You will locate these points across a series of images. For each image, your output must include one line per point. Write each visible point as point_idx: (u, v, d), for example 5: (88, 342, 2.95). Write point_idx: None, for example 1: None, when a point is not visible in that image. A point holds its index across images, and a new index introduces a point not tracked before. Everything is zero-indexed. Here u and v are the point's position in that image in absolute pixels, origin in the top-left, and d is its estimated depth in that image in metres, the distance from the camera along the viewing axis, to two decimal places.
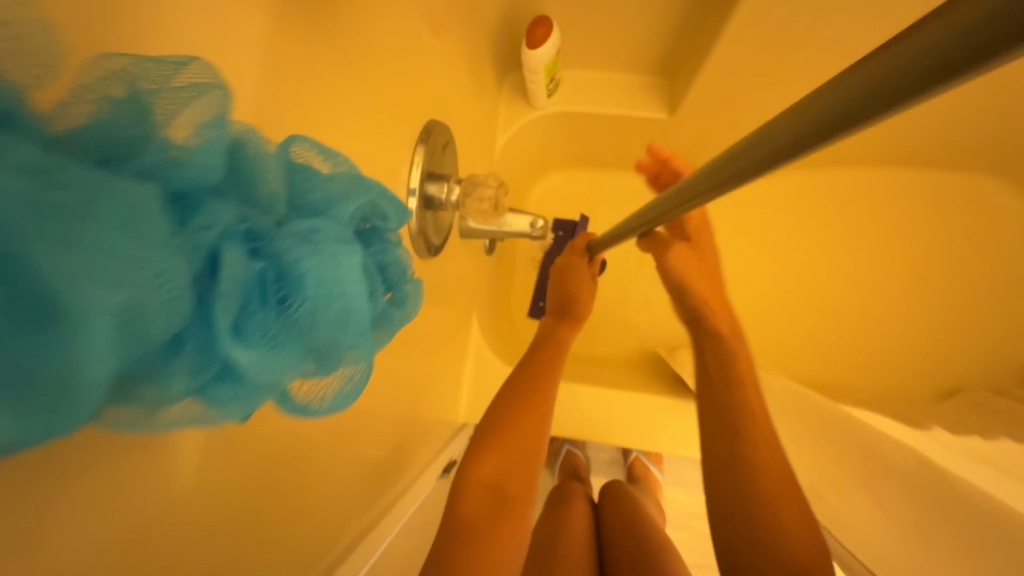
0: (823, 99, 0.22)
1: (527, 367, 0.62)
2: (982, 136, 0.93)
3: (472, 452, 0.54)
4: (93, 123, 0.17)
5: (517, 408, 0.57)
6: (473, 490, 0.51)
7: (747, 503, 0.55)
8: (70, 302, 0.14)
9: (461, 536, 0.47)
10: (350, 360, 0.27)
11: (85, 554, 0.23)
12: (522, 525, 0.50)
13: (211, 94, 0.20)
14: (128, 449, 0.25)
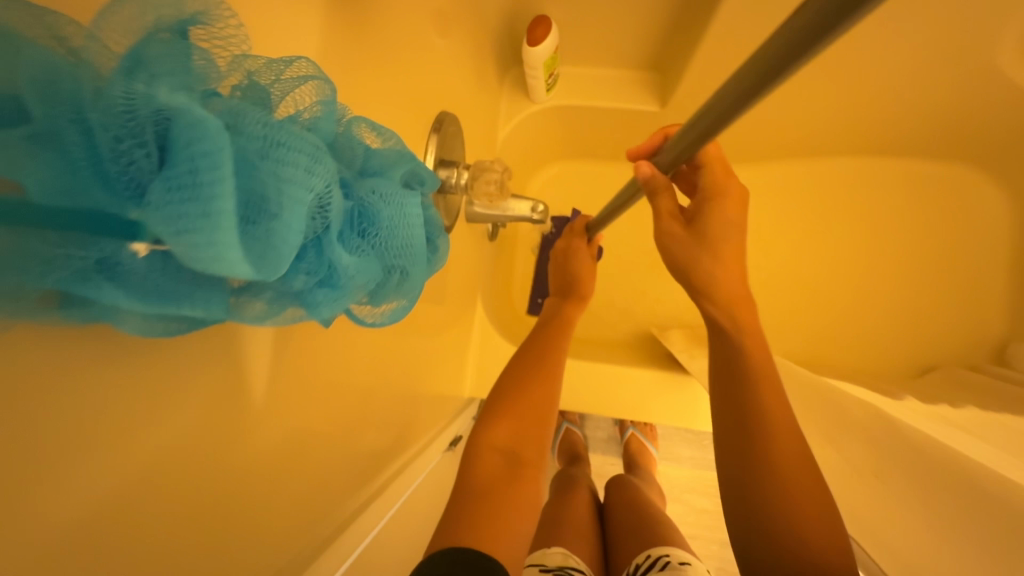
0: (775, 47, 0.28)
1: (533, 347, 0.66)
2: (951, 127, 1.00)
3: (484, 420, 0.56)
4: (247, 93, 0.22)
5: (525, 379, 0.60)
6: (487, 453, 0.52)
7: (759, 488, 0.46)
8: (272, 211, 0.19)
9: (473, 496, 0.47)
10: (400, 292, 0.31)
11: (113, 449, 0.26)
12: (536, 484, 0.51)
13: (319, 82, 0.24)
14: (152, 365, 0.28)
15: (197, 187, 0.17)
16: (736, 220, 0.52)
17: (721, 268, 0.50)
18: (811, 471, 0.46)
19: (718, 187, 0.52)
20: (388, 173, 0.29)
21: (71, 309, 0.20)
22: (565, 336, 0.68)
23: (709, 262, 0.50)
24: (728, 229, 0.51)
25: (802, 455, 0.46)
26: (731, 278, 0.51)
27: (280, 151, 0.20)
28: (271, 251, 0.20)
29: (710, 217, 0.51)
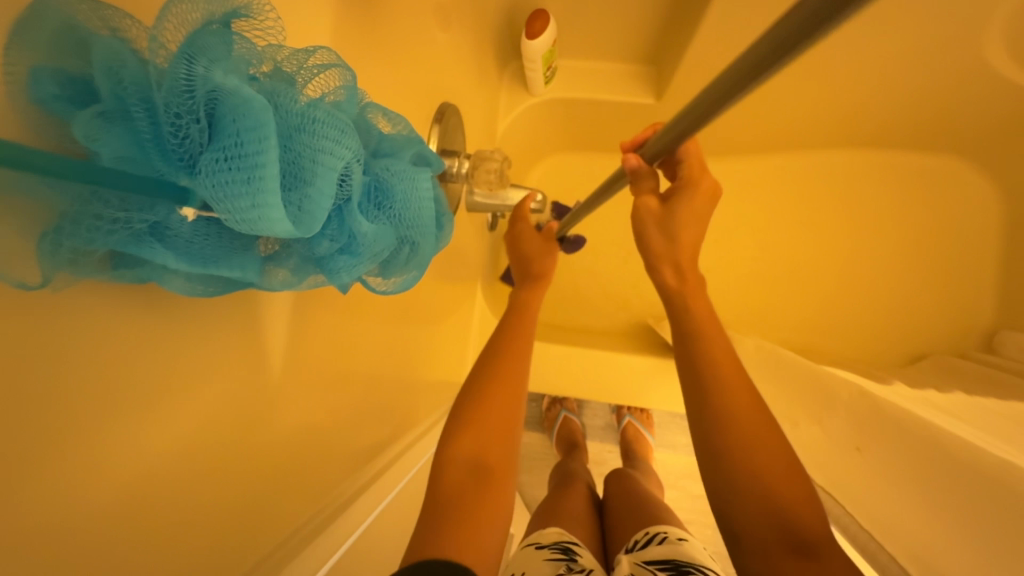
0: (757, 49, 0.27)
1: (495, 344, 0.61)
2: (938, 120, 1.03)
3: (449, 431, 0.53)
4: (279, 78, 0.24)
5: (489, 381, 0.57)
6: (451, 467, 0.50)
7: (744, 482, 0.46)
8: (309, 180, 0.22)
9: (444, 512, 0.46)
10: (409, 264, 0.33)
11: (103, 395, 0.28)
12: (505, 492, 0.50)
13: (341, 69, 0.27)
14: (148, 323, 0.30)
15: (245, 158, 0.20)
16: (700, 210, 0.55)
17: (678, 246, 0.54)
18: (773, 437, 0.47)
19: (691, 181, 0.55)
20: (398, 154, 0.31)
21: (125, 270, 0.23)
22: (528, 328, 0.65)
23: (662, 239, 0.54)
24: (693, 216, 0.54)
25: (776, 444, 0.47)
26: (685, 253, 0.55)
27: (311, 130, 0.23)
28: (304, 214, 0.23)
29: (680, 203, 0.54)
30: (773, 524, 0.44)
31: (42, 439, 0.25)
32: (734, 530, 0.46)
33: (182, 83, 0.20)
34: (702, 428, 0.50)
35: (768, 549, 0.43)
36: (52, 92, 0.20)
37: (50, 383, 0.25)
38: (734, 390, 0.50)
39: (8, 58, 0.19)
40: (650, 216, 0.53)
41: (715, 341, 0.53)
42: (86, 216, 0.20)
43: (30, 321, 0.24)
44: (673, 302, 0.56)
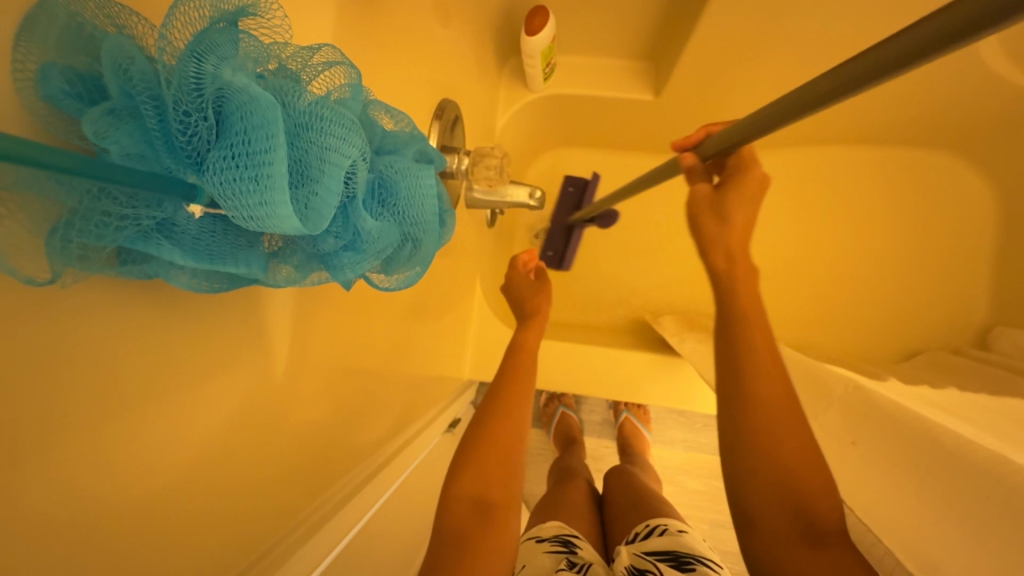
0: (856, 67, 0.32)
1: (494, 392, 0.63)
2: (934, 119, 1.03)
3: (454, 468, 0.54)
4: (284, 75, 0.25)
5: (490, 421, 0.59)
6: (456, 506, 0.50)
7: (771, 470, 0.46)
8: (316, 177, 0.23)
9: (447, 547, 0.46)
10: (411, 261, 0.34)
11: (108, 385, 0.28)
12: (509, 527, 0.51)
13: (345, 66, 0.27)
14: (155, 318, 0.31)
15: (253, 157, 0.20)
16: (750, 196, 0.56)
17: (731, 228, 0.55)
18: (797, 422, 0.47)
19: (741, 169, 0.57)
20: (401, 151, 0.32)
21: (133, 265, 0.23)
22: (528, 370, 0.66)
23: (714, 222, 0.55)
24: (743, 201, 0.55)
25: (802, 437, 0.47)
26: (736, 237, 0.55)
27: (318, 127, 0.23)
28: (310, 211, 0.23)
29: (732, 188, 0.55)
30: (788, 509, 0.44)
31: (42, 435, 0.25)
32: (745, 512, 0.47)
33: (191, 82, 0.20)
34: (730, 412, 0.50)
35: (778, 536, 0.44)
36: (61, 88, 0.20)
37: (51, 379, 0.25)
38: (767, 374, 0.50)
39: (19, 56, 0.20)
40: (705, 199, 0.56)
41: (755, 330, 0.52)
42: (95, 213, 0.20)
43: (33, 315, 0.24)
44: (720, 282, 0.55)
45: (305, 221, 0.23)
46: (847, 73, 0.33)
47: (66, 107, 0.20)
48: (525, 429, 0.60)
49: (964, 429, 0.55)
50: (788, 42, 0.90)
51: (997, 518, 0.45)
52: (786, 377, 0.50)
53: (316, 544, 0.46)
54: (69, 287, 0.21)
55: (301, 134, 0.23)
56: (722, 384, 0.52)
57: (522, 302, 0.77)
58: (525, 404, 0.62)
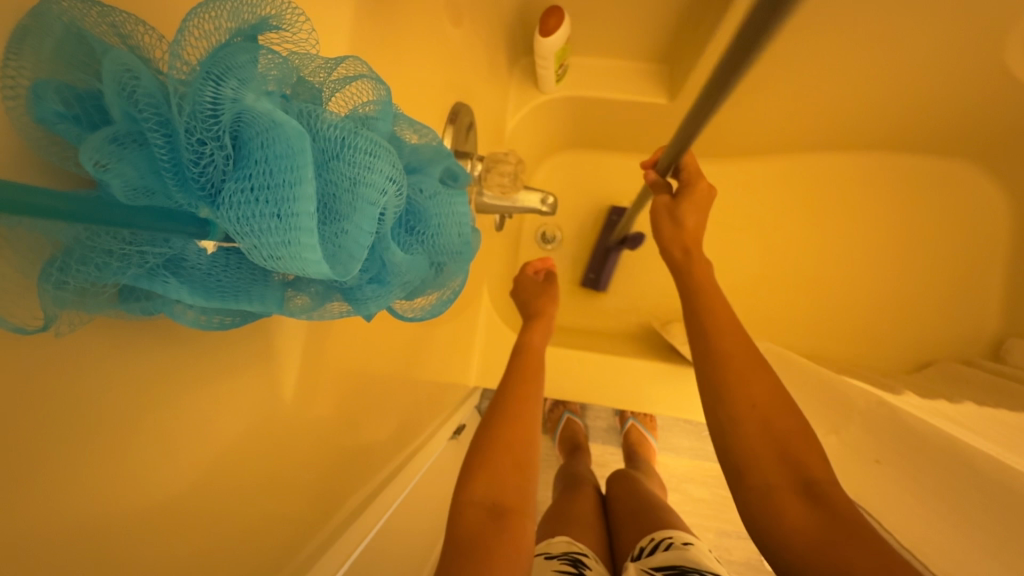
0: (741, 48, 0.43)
1: (505, 392, 0.57)
2: (958, 127, 1.00)
3: (463, 474, 0.48)
4: (308, 94, 0.22)
5: (502, 419, 0.53)
6: (468, 510, 0.44)
7: (740, 425, 0.47)
8: (346, 214, 0.21)
9: (459, 554, 0.41)
10: (435, 287, 0.32)
11: (117, 412, 0.26)
12: (525, 534, 0.44)
13: (373, 82, 0.25)
14: (165, 345, 0.29)
15: (276, 191, 0.18)
16: (701, 205, 0.64)
17: (684, 229, 0.62)
18: (767, 374, 0.49)
19: (690, 181, 0.65)
20: (428, 170, 0.29)
21: (135, 302, 0.21)
22: (538, 372, 0.61)
23: (671, 226, 0.64)
24: (694, 206, 0.63)
25: (772, 400, 0.47)
26: (690, 236, 0.62)
27: (348, 156, 0.21)
28: (340, 248, 0.21)
29: (684, 196, 0.64)
30: (777, 456, 0.44)
31: (21, 487, 0.22)
32: (736, 466, 0.46)
33: (206, 107, 0.18)
34: (706, 370, 0.51)
35: (773, 487, 0.43)
36: (57, 110, 0.18)
37: (34, 424, 0.23)
38: (731, 337, 0.52)
39: (10, 71, 0.18)
40: (663, 206, 0.65)
41: (716, 303, 0.56)
42: (95, 250, 0.18)
43: (19, 359, 0.22)
44: (680, 274, 0.61)
45: (337, 256, 0.21)
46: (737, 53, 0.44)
47: (61, 131, 0.18)
48: (537, 432, 0.54)
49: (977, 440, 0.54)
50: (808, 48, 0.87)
51: None
52: (752, 341, 0.52)
53: (320, 570, 0.44)
54: (63, 333, 0.18)
55: (327, 163, 0.21)
56: (698, 350, 0.53)
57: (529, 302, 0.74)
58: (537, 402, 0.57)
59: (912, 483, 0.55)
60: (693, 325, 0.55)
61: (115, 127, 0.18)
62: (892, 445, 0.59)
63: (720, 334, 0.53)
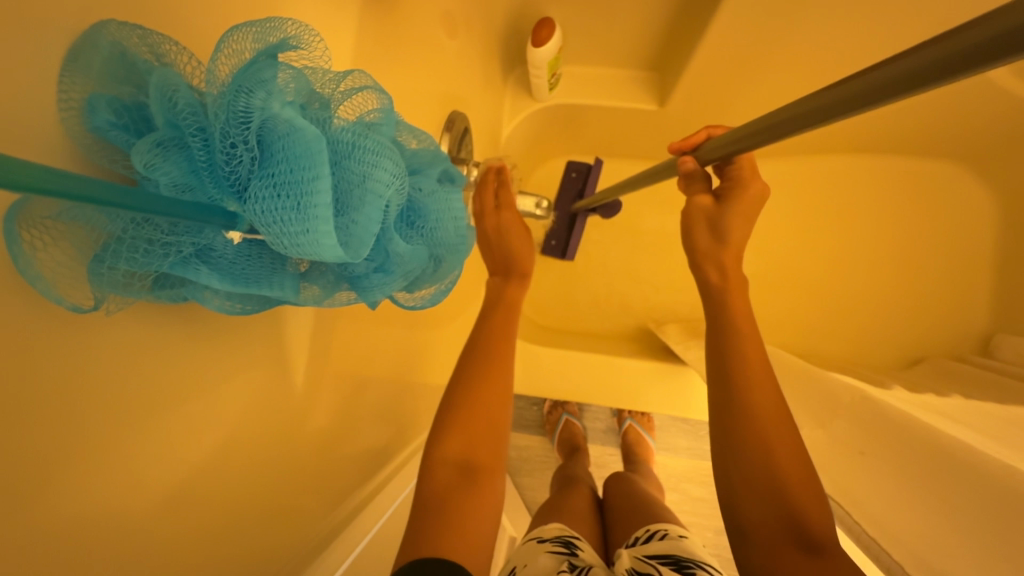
0: (880, 77, 0.30)
1: (477, 338, 0.54)
2: (938, 128, 1.03)
3: (433, 430, 0.48)
4: (323, 104, 0.25)
5: (475, 375, 0.51)
6: (438, 469, 0.46)
7: (752, 484, 0.44)
8: (356, 207, 0.24)
9: (432, 513, 0.43)
10: (432, 280, 0.35)
11: (130, 396, 0.29)
12: (493, 491, 0.46)
13: (374, 91, 0.27)
14: (180, 335, 0.32)
15: (296, 186, 0.21)
16: (749, 213, 0.54)
17: (726, 247, 0.54)
18: (790, 429, 0.46)
19: (742, 182, 0.54)
20: (427, 170, 0.32)
21: (170, 287, 0.25)
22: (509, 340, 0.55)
23: (710, 238, 0.54)
24: (742, 218, 0.53)
25: (795, 460, 0.44)
26: (730, 255, 0.54)
27: (356, 155, 0.24)
28: (352, 235, 0.24)
29: (731, 203, 0.54)
30: (779, 516, 0.42)
31: (50, 462, 0.25)
32: (739, 524, 0.44)
33: (239, 115, 0.21)
34: (724, 419, 0.48)
35: (776, 544, 0.41)
36: (108, 120, 0.23)
37: (62, 405, 0.25)
38: (760, 389, 0.47)
39: (65, 88, 0.22)
40: (702, 213, 0.55)
41: (748, 339, 0.50)
42: (140, 240, 0.23)
43: (66, 338, 0.25)
44: (712, 300, 0.54)
45: (350, 242, 0.24)
46: (865, 83, 0.31)
47: (112, 137, 0.23)
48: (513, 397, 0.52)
49: (956, 429, 0.55)
50: (790, 54, 0.90)
51: (1013, 532, 0.44)
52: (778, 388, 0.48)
53: (327, 562, 0.46)
54: (109, 311, 0.23)
55: (339, 162, 0.24)
56: (715, 396, 0.50)
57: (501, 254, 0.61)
58: (507, 358, 0.53)
59: (894, 470, 0.57)
60: (715, 358, 0.51)
61: (159, 135, 0.21)
62: (873, 434, 0.61)
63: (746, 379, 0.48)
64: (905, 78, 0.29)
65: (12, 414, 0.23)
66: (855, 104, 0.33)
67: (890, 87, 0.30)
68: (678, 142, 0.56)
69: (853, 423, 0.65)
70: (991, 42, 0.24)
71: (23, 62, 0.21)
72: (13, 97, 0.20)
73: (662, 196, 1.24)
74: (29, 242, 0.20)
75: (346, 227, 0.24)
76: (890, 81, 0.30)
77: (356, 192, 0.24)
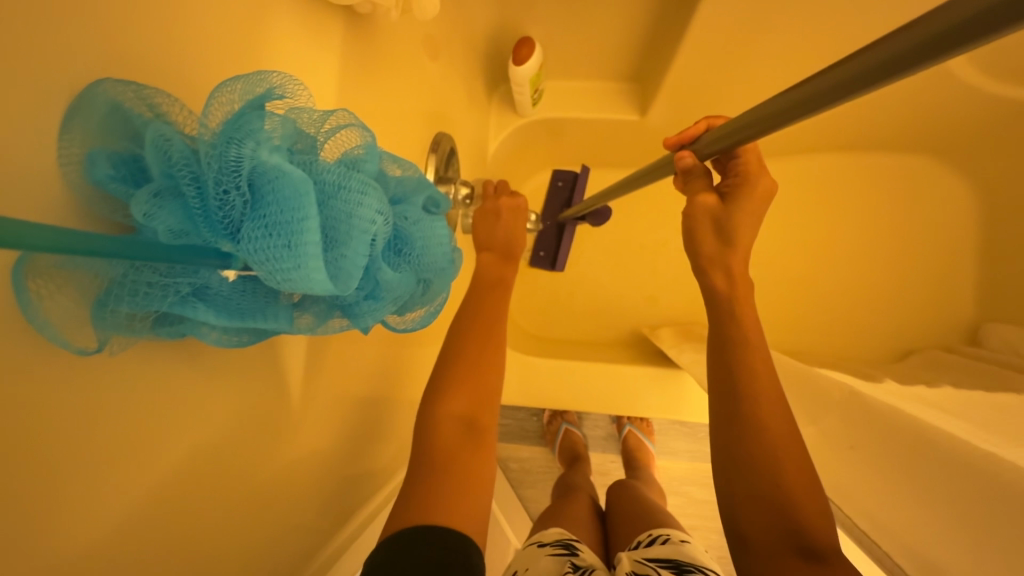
0: (877, 55, 0.30)
1: (473, 309, 0.55)
2: (910, 125, 1.07)
3: (432, 389, 0.49)
4: (308, 146, 0.27)
5: (471, 344, 0.52)
6: (444, 424, 0.47)
7: (752, 485, 0.45)
8: (345, 243, 0.25)
9: (439, 472, 0.44)
10: (421, 303, 0.36)
11: (127, 423, 0.29)
12: (492, 450, 0.48)
13: (356, 129, 0.29)
14: (177, 362, 0.32)
15: (287, 226, 0.22)
16: (757, 210, 0.56)
17: (734, 250, 0.55)
18: (793, 437, 0.47)
19: (750, 179, 0.57)
20: (412, 199, 0.34)
21: (170, 325, 0.27)
22: (502, 310, 0.56)
23: (716, 243, 0.55)
24: (750, 220, 0.55)
25: (796, 464, 0.45)
26: (737, 260, 0.55)
27: (342, 193, 0.25)
28: (341, 268, 0.25)
29: (739, 203, 0.55)
30: (774, 509, 0.44)
31: (54, 494, 0.26)
32: (741, 530, 0.45)
33: (229, 162, 0.23)
34: (728, 401, 0.49)
35: (772, 547, 0.42)
36: (107, 172, 0.24)
37: (67, 439, 0.26)
38: (766, 398, 0.48)
39: (66, 145, 0.23)
40: (707, 213, 0.55)
41: (755, 346, 0.52)
42: (140, 282, 0.24)
43: (74, 373, 0.26)
44: (718, 306, 0.54)
45: (339, 274, 0.25)
46: (862, 63, 0.31)
47: (111, 188, 0.24)
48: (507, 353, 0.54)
49: (945, 420, 0.57)
50: (762, 60, 0.93)
51: (997, 517, 0.46)
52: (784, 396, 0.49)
53: None
54: (113, 351, 0.24)
55: (326, 200, 0.25)
56: (718, 385, 0.51)
57: (498, 234, 0.62)
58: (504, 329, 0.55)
59: (883, 463, 0.59)
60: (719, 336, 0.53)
61: (156, 184, 0.23)
62: (860, 429, 0.63)
63: (750, 379, 0.50)
64: (898, 59, 0.29)
65: (24, 445, 0.24)
66: (854, 87, 0.33)
67: (898, 62, 0.29)
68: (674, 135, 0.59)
69: (842, 420, 0.66)
70: (990, 12, 0.24)
71: (27, 121, 0.22)
72: (15, 157, 0.22)
73: (649, 203, 1.26)
74: (37, 292, 0.21)
75: (335, 262, 0.25)
76: (889, 61, 0.30)
77: (343, 228, 0.25)
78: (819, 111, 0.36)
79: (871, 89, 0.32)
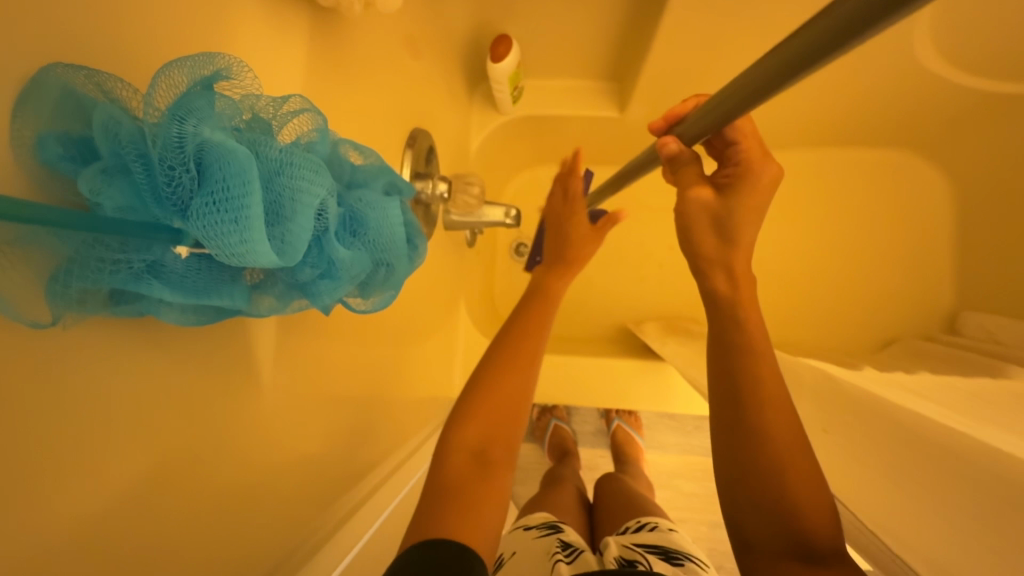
0: (820, 30, 0.28)
1: (503, 338, 0.57)
2: (882, 118, 1.09)
3: (454, 416, 0.51)
4: (259, 129, 0.28)
5: (496, 371, 0.54)
6: (456, 453, 0.48)
7: (756, 489, 0.46)
8: (291, 220, 0.26)
9: (446, 496, 0.44)
10: (381, 286, 0.37)
11: (95, 408, 0.30)
12: (503, 485, 0.47)
13: (309, 113, 0.30)
14: (146, 348, 0.33)
15: (232, 202, 0.23)
16: (761, 203, 0.53)
17: (737, 251, 0.52)
18: (803, 444, 0.47)
19: (753, 170, 0.54)
20: (370, 184, 0.35)
21: (127, 303, 0.28)
22: (537, 337, 0.57)
23: (717, 243, 0.53)
24: (750, 216, 0.52)
25: (806, 473, 0.45)
26: (741, 260, 0.52)
27: (289, 172, 0.26)
28: (289, 244, 0.26)
29: (742, 196, 0.53)
30: (777, 517, 0.44)
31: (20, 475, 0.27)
32: (745, 536, 0.46)
33: (174, 140, 0.24)
34: (735, 410, 0.49)
35: (776, 555, 0.43)
36: (58, 153, 0.25)
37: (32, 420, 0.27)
38: (773, 401, 0.48)
39: (18, 126, 0.24)
40: (705, 210, 0.53)
41: (766, 351, 0.50)
42: (93, 259, 0.25)
43: (38, 356, 0.27)
44: (721, 308, 0.53)
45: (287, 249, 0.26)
46: (810, 37, 0.29)
47: (62, 167, 0.25)
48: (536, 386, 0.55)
49: (915, 404, 0.58)
50: (735, 55, 0.95)
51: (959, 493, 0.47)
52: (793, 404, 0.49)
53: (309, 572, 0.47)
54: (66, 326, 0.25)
55: (273, 178, 0.26)
56: (723, 394, 0.50)
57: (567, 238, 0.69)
58: (537, 353, 0.56)
59: (853, 444, 0.60)
60: (718, 341, 0.52)
61: (103, 162, 0.24)
62: (833, 412, 0.65)
63: (758, 384, 0.49)
64: (839, 33, 0.27)
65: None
66: (804, 64, 0.31)
67: (840, 34, 0.27)
68: (660, 118, 0.58)
69: (815, 404, 0.68)
70: None
71: None
72: None
73: (632, 199, 1.28)
74: None
75: (283, 238, 0.26)
76: (831, 35, 0.28)
77: (290, 206, 0.26)
78: (781, 89, 0.34)
79: (823, 64, 0.30)
